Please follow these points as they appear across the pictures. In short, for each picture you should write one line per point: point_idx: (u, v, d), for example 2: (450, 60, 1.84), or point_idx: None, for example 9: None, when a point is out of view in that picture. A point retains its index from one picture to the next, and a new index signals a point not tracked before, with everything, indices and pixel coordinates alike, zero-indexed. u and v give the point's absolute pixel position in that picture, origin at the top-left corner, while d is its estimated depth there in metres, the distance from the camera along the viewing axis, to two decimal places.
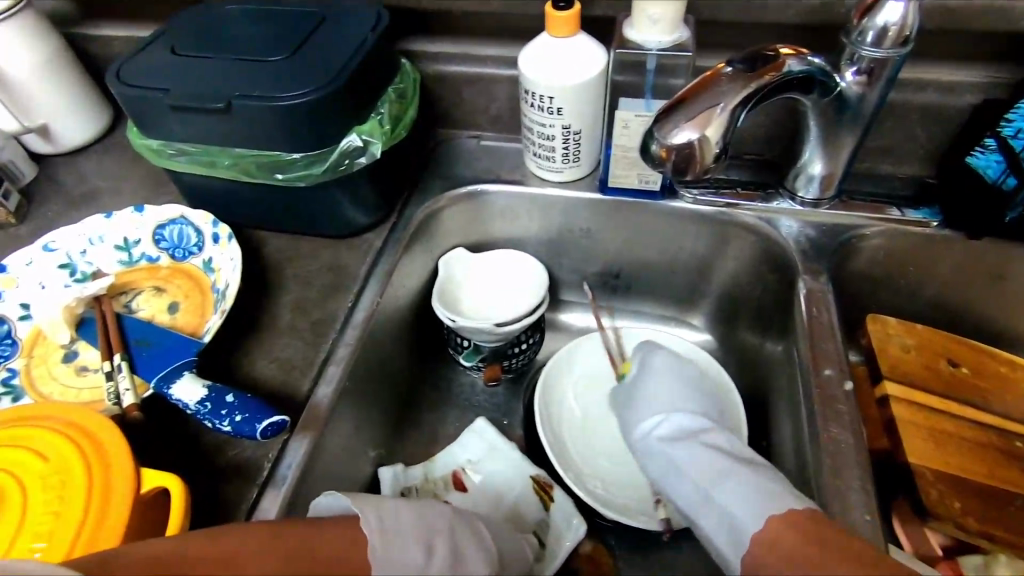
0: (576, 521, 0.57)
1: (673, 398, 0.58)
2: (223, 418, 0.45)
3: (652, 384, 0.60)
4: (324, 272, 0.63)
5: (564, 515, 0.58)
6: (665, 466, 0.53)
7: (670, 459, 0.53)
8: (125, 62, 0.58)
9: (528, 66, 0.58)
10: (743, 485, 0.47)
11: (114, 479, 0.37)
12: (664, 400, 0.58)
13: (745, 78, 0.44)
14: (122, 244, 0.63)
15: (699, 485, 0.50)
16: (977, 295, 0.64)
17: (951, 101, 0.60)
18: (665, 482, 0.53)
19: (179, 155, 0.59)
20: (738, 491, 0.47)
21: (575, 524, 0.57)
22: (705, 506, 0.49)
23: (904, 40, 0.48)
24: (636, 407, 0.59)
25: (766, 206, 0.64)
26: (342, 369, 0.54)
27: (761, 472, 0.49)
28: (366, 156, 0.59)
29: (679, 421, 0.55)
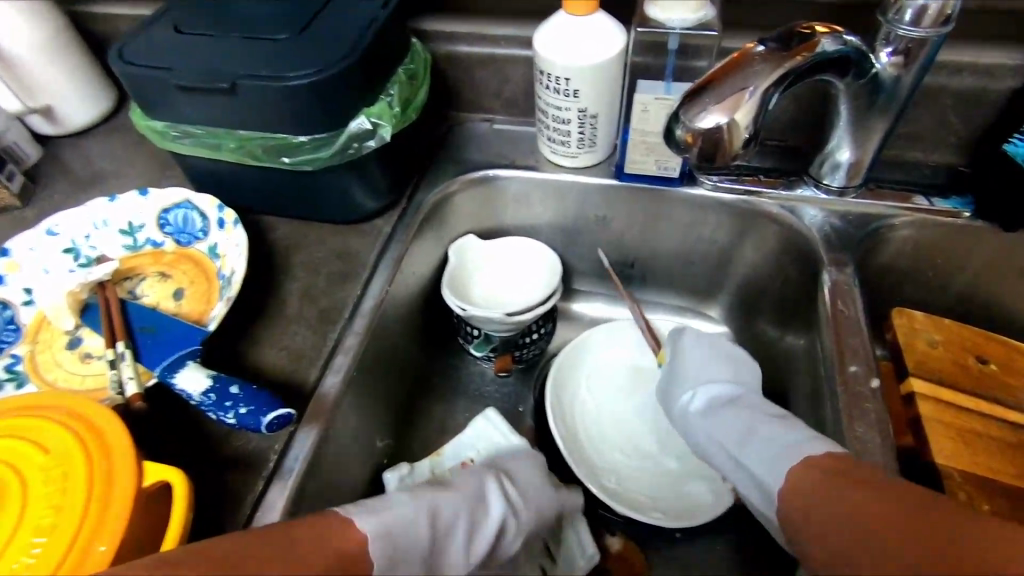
0: (591, 550, 0.55)
1: (703, 368, 0.58)
2: (227, 410, 0.44)
3: (685, 359, 0.60)
4: (332, 259, 0.61)
5: (578, 537, 0.55)
6: (699, 436, 0.54)
7: (703, 430, 0.54)
8: (128, 40, 0.56)
9: (544, 46, 0.56)
10: (766, 443, 0.47)
11: (117, 473, 0.36)
12: (697, 374, 0.58)
13: (777, 59, 0.42)
14: (127, 228, 0.61)
15: (731, 453, 0.50)
16: (1010, 289, 0.61)
17: (990, 85, 0.57)
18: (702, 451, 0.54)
19: (183, 137, 0.58)
20: (762, 449, 0.47)
21: (590, 552, 0.55)
22: (738, 470, 0.50)
23: (945, 20, 0.45)
24: (675, 383, 0.59)
25: (789, 194, 0.61)
26: (350, 359, 0.53)
27: (787, 424, 0.48)
28: (376, 140, 0.57)
29: (709, 391, 0.55)
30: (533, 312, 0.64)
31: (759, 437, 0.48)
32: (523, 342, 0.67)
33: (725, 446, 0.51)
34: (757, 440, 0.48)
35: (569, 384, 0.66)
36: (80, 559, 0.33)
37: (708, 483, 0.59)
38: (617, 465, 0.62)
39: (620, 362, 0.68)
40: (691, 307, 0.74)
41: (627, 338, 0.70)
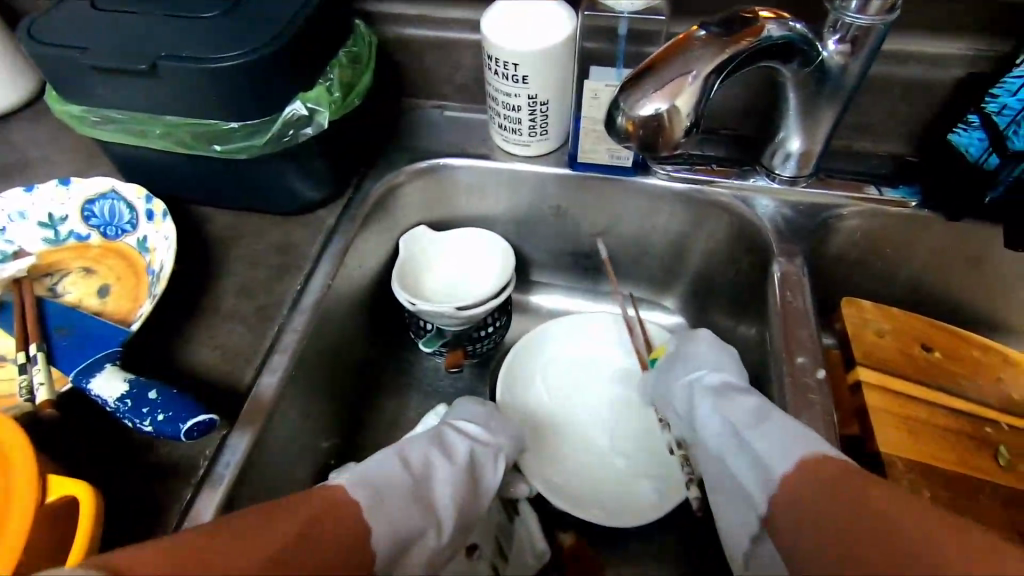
0: (541, 546, 0.54)
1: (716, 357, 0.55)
2: (144, 417, 0.40)
3: (692, 344, 0.57)
4: (272, 253, 0.58)
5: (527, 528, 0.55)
6: (703, 417, 0.51)
7: (709, 411, 0.51)
8: (39, 17, 0.52)
9: (491, 30, 0.54)
10: (779, 431, 0.44)
11: (16, 489, 0.33)
12: (708, 359, 0.55)
13: (720, 44, 0.41)
14: (47, 220, 0.57)
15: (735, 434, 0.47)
16: (954, 278, 0.62)
17: (936, 75, 0.57)
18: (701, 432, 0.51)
19: (104, 122, 0.54)
20: (775, 436, 0.44)
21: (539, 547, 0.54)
22: (741, 453, 0.47)
23: (891, 7, 0.45)
24: (683, 366, 0.57)
25: (742, 183, 0.61)
26: (288, 357, 0.51)
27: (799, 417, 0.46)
28: (313, 127, 0.54)
29: (718, 376, 0.53)
30: (484, 307, 0.62)
31: (765, 425, 0.45)
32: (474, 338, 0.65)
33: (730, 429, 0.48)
34: (768, 425, 0.45)
35: (512, 382, 0.64)
36: None
37: (655, 483, 0.59)
38: (564, 464, 0.60)
39: (563, 356, 0.67)
40: (648, 298, 0.73)
41: (569, 329, 0.68)
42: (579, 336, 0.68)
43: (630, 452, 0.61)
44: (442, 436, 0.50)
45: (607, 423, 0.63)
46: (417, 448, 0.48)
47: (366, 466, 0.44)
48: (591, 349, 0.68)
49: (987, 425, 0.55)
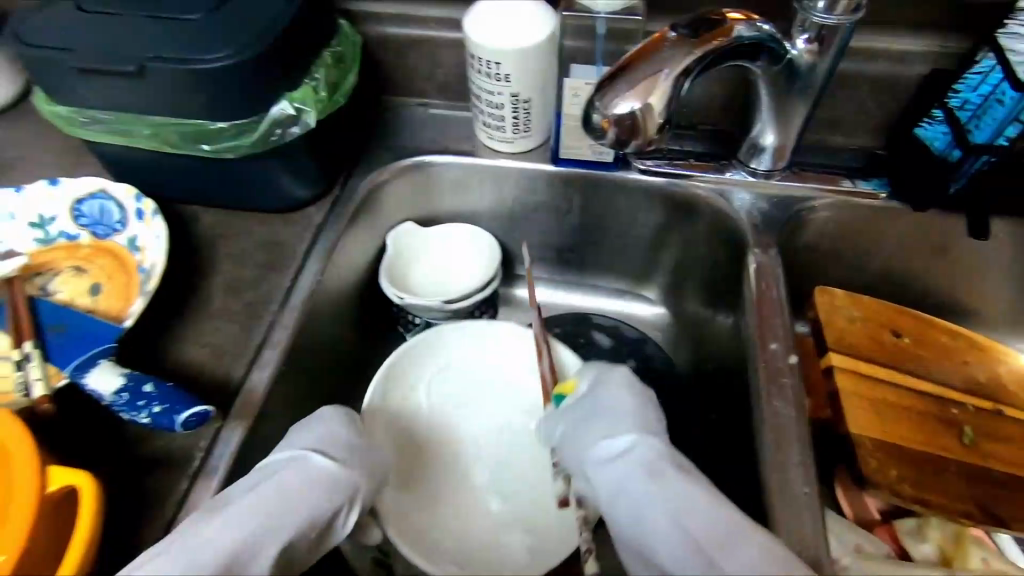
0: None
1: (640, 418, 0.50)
2: (140, 410, 0.43)
3: (613, 397, 0.52)
4: (260, 250, 0.59)
5: None
6: (642, 509, 0.44)
7: (651, 503, 0.44)
8: (25, 19, 0.52)
9: (473, 29, 0.55)
10: (736, 540, 0.41)
11: (17, 482, 0.34)
12: (629, 420, 0.50)
13: (689, 45, 0.42)
14: (37, 221, 0.58)
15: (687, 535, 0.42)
16: (922, 266, 0.65)
17: (903, 71, 0.60)
18: (646, 536, 0.44)
19: (91, 122, 0.54)
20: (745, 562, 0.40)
21: None
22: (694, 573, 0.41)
23: (855, 8, 0.47)
24: (602, 427, 0.50)
25: (720, 177, 0.63)
26: (278, 352, 0.52)
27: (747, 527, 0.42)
28: (300, 126, 0.55)
29: (654, 452, 0.47)
30: (472, 301, 0.64)
31: (733, 548, 0.41)
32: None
33: (680, 528, 0.43)
34: (733, 541, 0.41)
35: (408, 403, 0.61)
36: None
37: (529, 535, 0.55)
38: (437, 499, 0.57)
39: (468, 380, 0.63)
40: (629, 290, 0.75)
41: (476, 350, 0.64)
42: (487, 358, 0.64)
43: (512, 492, 0.58)
44: (253, 485, 0.43)
45: (489, 456, 0.60)
46: (223, 506, 0.41)
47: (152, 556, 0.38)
48: (497, 373, 0.63)
49: (953, 407, 0.58)
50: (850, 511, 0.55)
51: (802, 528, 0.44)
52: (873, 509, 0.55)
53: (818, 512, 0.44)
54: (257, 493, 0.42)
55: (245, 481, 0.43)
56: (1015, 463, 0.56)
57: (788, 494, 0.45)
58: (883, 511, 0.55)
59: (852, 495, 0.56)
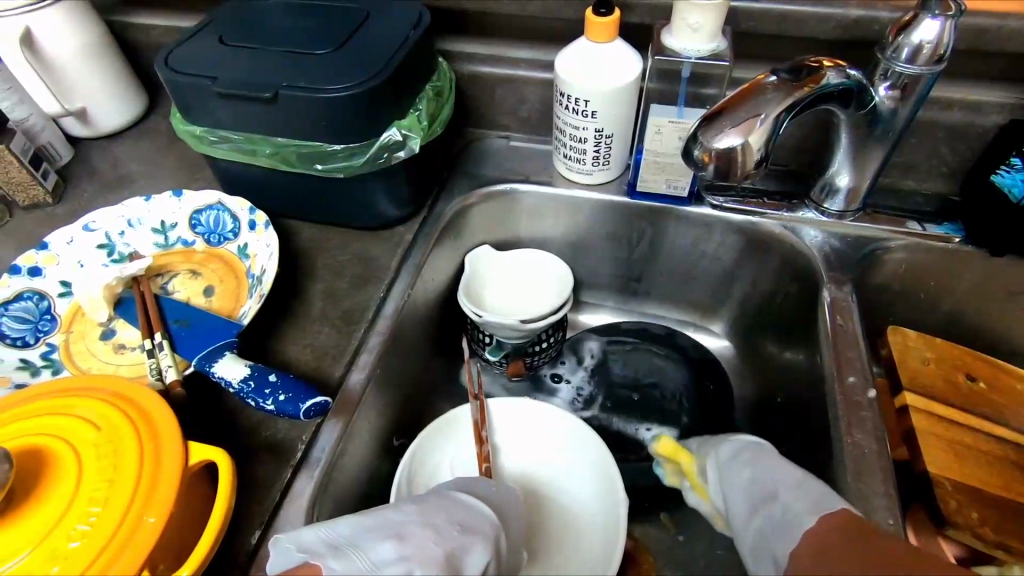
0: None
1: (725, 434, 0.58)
2: (267, 397, 0.47)
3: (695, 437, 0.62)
4: (356, 263, 0.64)
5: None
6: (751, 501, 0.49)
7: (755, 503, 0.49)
8: (174, 50, 0.59)
9: (565, 69, 0.60)
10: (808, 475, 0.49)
11: (164, 449, 0.38)
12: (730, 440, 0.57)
13: (787, 89, 0.46)
14: (160, 227, 0.64)
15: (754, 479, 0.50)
16: (996, 311, 0.65)
17: (980, 120, 0.61)
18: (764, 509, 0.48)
19: (220, 141, 0.61)
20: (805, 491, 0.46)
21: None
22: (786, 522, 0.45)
23: (939, 58, 0.50)
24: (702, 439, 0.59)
25: (791, 215, 0.65)
26: (373, 357, 0.56)
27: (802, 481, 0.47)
28: (405, 151, 0.60)
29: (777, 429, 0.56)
30: (537, 324, 0.66)
31: (806, 481, 0.47)
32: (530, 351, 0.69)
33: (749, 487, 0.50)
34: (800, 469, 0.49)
35: (430, 477, 0.58)
36: (132, 527, 0.35)
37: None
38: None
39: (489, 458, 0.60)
40: (696, 322, 0.77)
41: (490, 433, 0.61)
42: (504, 438, 0.61)
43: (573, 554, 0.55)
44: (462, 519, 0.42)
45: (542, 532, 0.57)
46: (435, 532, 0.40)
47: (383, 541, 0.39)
48: (524, 444, 0.61)
49: None
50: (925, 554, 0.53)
51: None
52: (951, 555, 0.53)
53: None
54: (467, 541, 0.40)
55: (456, 508, 0.43)
56: None
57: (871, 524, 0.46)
58: (961, 557, 0.53)
59: (925, 537, 0.54)
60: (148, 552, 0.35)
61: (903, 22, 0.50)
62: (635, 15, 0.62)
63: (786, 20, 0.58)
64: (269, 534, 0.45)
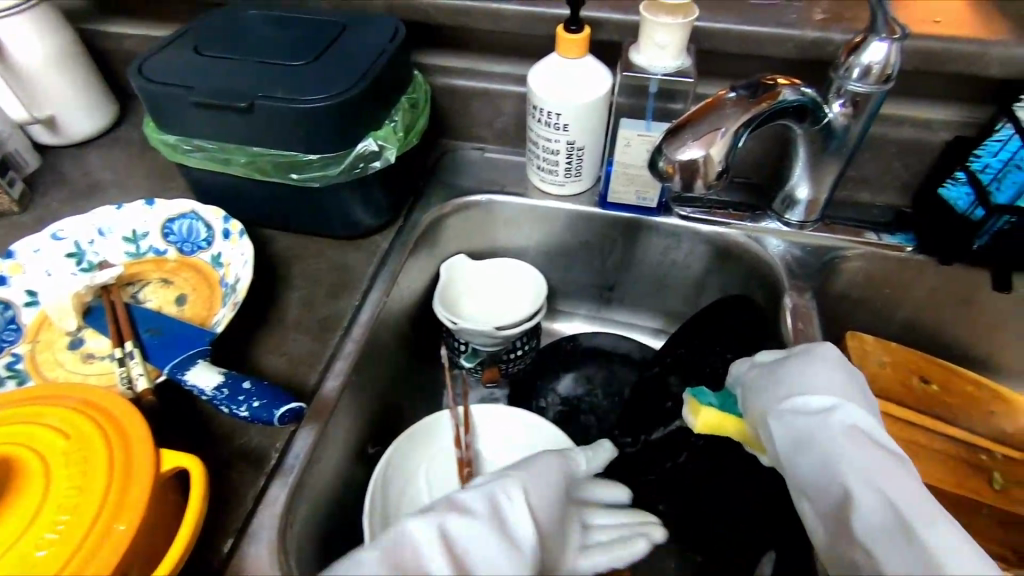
0: None
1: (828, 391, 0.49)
2: (240, 403, 0.47)
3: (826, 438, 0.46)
4: (331, 272, 0.64)
5: None
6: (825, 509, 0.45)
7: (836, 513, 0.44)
8: (148, 59, 0.59)
9: (538, 84, 0.61)
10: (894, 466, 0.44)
11: (135, 457, 0.38)
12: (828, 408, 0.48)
13: (745, 105, 0.48)
14: (131, 236, 0.63)
15: (836, 479, 0.44)
16: (947, 317, 0.68)
17: (928, 136, 0.65)
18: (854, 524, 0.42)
19: (194, 150, 0.61)
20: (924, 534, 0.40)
21: None
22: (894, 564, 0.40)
23: (887, 78, 0.53)
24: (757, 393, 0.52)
25: (755, 225, 0.68)
26: (348, 364, 0.56)
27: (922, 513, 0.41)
28: (381, 161, 0.61)
29: (847, 379, 0.50)
30: (513, 333, 0.67)
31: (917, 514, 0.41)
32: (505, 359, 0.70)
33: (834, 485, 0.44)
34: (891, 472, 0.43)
35: (405, 485, 0.59)
36: (102, 535, 0.35)
37: None
38: None
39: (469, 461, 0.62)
40: (666, 330, 0.79)
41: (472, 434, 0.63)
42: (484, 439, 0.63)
43: None
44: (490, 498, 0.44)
45: None
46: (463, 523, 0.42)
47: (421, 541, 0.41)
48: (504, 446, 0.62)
49: (981, 452, 0.61)
50: None
51: None
52: None
53: None
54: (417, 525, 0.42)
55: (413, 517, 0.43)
56: None
57: None
58: None
59: None
60: (118, 559, 0.35)
61: (853, 44, 0.53)
62: (605, 32, 0.65)
63: (747, 40, 0.61)
64: (242, 543, 0.44)
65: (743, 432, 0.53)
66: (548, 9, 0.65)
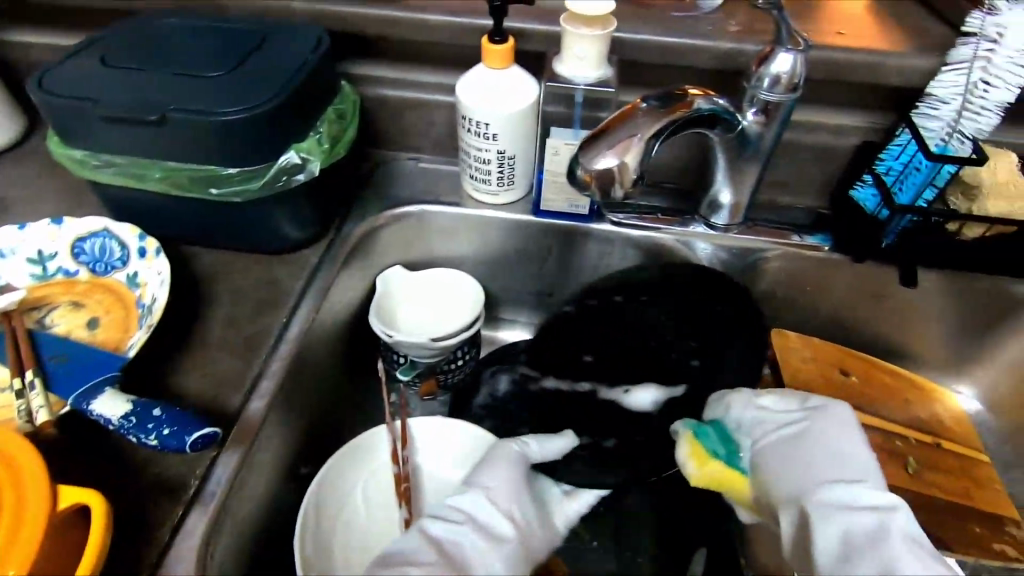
0: None
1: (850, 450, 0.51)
2: (150, 431, 0.45)
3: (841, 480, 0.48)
4: (258, 288, 0.62)
5: None
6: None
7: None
8: (49, 70, 0.56)
9: (465, 94, 0.62)
10: (903, 514, 0.46)
11: (27, 497, 0.36)
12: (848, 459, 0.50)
13: (657, 114, 0.50)
14: (37, 257, 0.60)
15: (872, 547, 0.44)
16: (864, 311, 0.72)
17: (838, 141, 0.69)
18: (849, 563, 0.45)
19: (104, 165, 0.58)
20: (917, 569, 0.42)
21: None
22: None
23: (794, 87, 0.55)
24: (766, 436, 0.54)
25: (683, 230, 0.70)
26: (274, 383, 0.54)
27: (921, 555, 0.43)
28: (305, 173, 0.60)
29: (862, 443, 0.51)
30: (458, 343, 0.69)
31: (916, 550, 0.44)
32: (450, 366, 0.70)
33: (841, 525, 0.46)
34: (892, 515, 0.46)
35: (337, 504, 0.57)
36: None
37: None
38: None
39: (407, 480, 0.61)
40: None
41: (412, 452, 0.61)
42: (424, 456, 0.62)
43: None
44: (461, 506, 0.51)
45: None
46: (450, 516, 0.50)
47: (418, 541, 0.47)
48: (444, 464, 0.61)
49: (895, 439, 0.65)
50: None
51: None
52: None
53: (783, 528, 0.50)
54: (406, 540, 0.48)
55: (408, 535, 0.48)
56: (954, 492, 0.62)
57: None
58: None
59: None
60: None
61: (763, 55, 0.56)
62: (531, 43, 0.65)
63: (666, 51, 0.63)
64: None
65: (741, 492, 0.54)
66: (474, 20, 0.66)
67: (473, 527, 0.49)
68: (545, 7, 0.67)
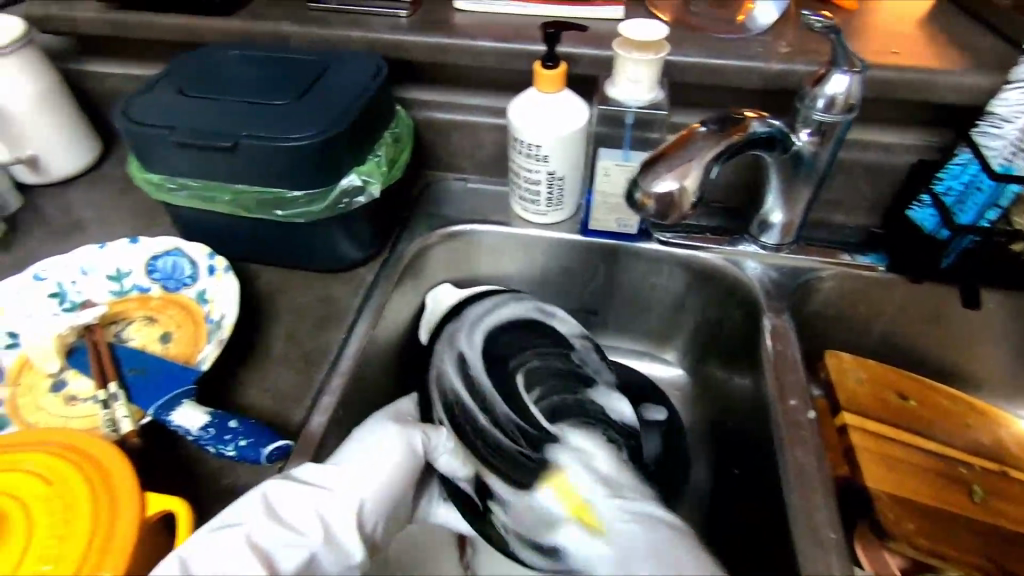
0: None
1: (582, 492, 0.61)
2: (227, 443, 0.48)
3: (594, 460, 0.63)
4: (316, 305, 0.65)
5: None
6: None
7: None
8: (132, 100, 0.60)
9: (517, 117, 0.63)
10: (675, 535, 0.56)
11: (120, 500, 0.39)
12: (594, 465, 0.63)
13: (716, 138, 0.51)
14: (114, 274, 0.63)
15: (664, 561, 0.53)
16: (920, 332, 0.70)
17: (893, 160, 0.68)
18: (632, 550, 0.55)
19: (178, 188, 0.61)
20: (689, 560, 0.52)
21: None
22: None
23: (850, 107, 0.55)
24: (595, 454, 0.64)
25: (733, 249, 0.69)
26: (335, 398, 0.56)
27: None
28: (365, 195, 0.62)
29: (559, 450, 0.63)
30: (574, 342, 0.72)
31: None
32: (575, 366, 0.71)
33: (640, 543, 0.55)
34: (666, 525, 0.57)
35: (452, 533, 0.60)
36: None
37: None
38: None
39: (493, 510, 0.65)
40: (649, 351, 0.79)
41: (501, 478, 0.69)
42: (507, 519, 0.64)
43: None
44: (320, 514, 0.45)
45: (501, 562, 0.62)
46: (289, 518, 0.44)
47: (249, 551, 0.41)
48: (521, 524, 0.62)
49: (958, 465, 0.63)
50: (873, 568, 0.57)
51: (830, 567, 0.49)
52: (896, 568, 0.57)
53: (844, 554, 0.49)
54: (242, 527, 0.42)
55: (245, 505, 0.44)
56: None
57: (816, 537, 0.50)
58: (906, 569, 0.57)
59: (872, 552, 0.58)
60: None
61: (818, 76, 0.56)
62: (582, 67, 0.67)
63: (717, 74, 0.64)
64: None
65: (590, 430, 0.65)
66: (524, 46, 0.68)
67: (319, 537, 0.44)
68: (595, 32, 0.68)
